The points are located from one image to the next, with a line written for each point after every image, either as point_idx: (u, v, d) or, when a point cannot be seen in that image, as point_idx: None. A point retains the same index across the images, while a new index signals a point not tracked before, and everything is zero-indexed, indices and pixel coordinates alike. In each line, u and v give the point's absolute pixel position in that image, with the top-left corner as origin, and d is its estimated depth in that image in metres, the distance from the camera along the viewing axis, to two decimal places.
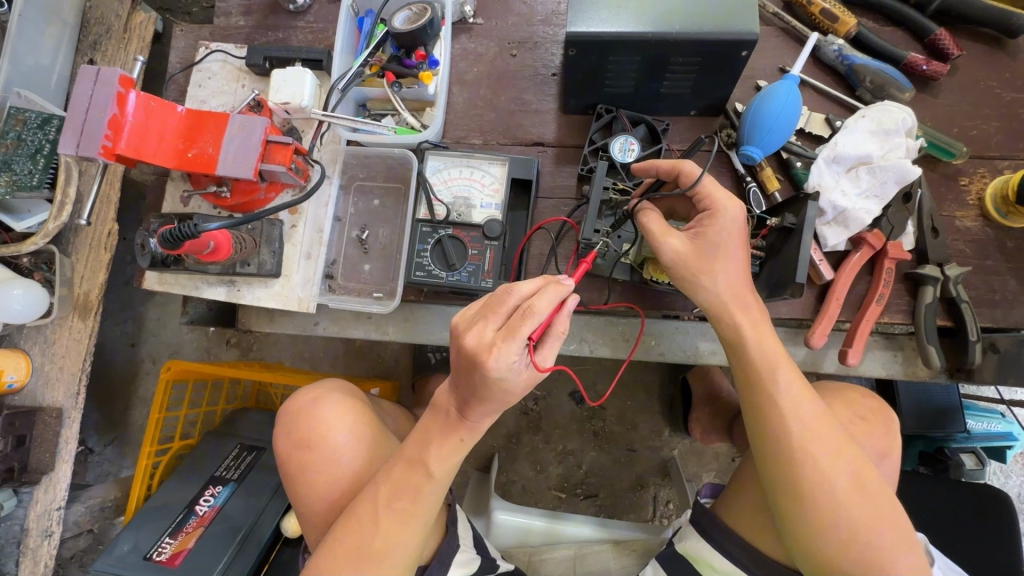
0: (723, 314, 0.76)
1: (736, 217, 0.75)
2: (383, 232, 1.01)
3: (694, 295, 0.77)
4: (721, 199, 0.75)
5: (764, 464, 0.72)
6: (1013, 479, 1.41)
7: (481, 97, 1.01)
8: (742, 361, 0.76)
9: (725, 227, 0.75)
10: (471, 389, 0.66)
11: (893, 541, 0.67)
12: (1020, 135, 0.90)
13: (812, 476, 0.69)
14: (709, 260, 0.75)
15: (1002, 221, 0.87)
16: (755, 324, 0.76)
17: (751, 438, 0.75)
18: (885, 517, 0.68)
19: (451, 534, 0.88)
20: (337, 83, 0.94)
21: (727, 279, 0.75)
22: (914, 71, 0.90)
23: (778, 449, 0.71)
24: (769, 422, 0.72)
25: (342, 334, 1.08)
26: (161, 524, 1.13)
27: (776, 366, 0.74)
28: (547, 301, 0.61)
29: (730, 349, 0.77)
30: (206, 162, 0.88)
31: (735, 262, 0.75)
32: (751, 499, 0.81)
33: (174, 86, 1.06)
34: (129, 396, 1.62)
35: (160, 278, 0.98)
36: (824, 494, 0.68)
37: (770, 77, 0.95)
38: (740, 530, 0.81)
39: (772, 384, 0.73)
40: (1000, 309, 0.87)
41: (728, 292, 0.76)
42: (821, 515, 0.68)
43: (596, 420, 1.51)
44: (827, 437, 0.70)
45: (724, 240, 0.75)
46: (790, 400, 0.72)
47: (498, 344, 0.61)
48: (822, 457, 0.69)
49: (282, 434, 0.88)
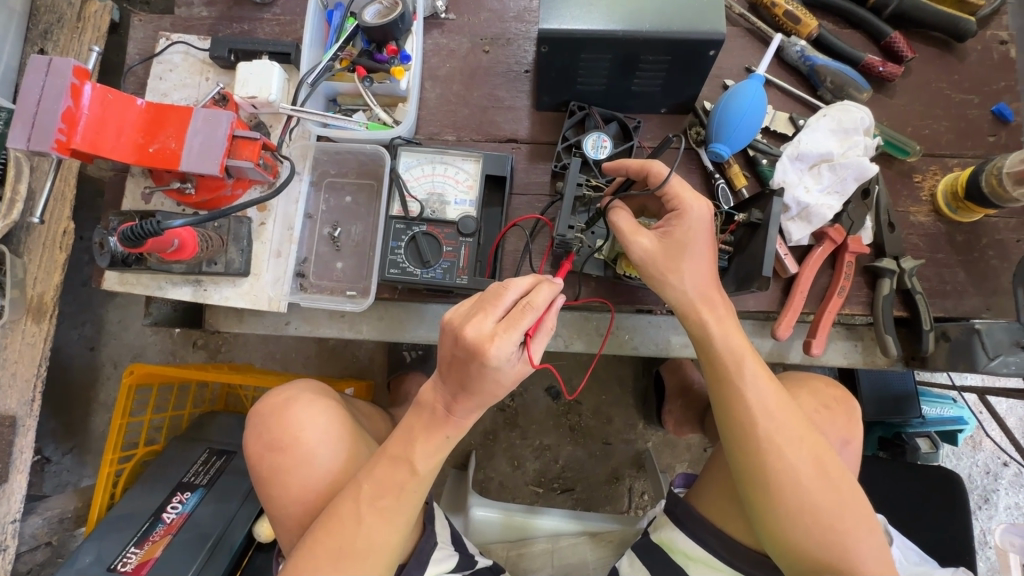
0: (693, 308, 0.78)
1: (702, 216, 0.76)
2: (356, 229, 0.99)
3: (666, 294, 0.79)
4: (687, 198, 0.76)
5: (733, 455, 0.75)
6: (963, 461, 1.49)
7: (453, 93, 1.01)
8: (709, 354, 0.78)
9: (689, 228, 0.76)
10: (462, 380, 0.67)
11: (856, 523, 0.70)
12: (968, 134, 0.95)
13: (778, 465, 0.72)
14: (677, 261, 0.77)
15: (952, 216, 0.91)
16: (722, 318, 0.78)
17: (719, 429, 0.77)
18: (848, 501, 0.71)
19: (429, 532, 0.88)
20: (306, 77, 0.93)
21: (696, 276, 0.77)
22: (871, 72, 0.94)
23: (746, 439, 0.73)
24: (736, 412, 0.75)
25: (314, 333, 1.06)
26: (126, 532, 1.10)
27: (742, 358, 0.76)
28: (546, 297, 0.64)
29: (699, 343, 0.79)
30: (168, 157, 0.85)
31: (703, 259, 0.77)
32: (719, 487, 0.84)
33: (133, 79, 1.02)
34: (89, 402, 1.55)
35: (120, 278, 0.95)
36: (790, 481, 0.71)
37: (736, 76, 0.98)
38: (711, 516, 0.83)
39: (737, 375, 0.76)
40: (951, 300, 0.91)
41: (696, 291, 0.78)
42: (788, 502, 0.71)
43: (572, 415, 1.52)
44: (791, 426, 0.73)
45: (689, 241, 0.76)
46: (755, 391, 0.74)
47: (498, 335, 0.63)
48: (786, 445, 0.72)
49: (252, 437, 0.86)
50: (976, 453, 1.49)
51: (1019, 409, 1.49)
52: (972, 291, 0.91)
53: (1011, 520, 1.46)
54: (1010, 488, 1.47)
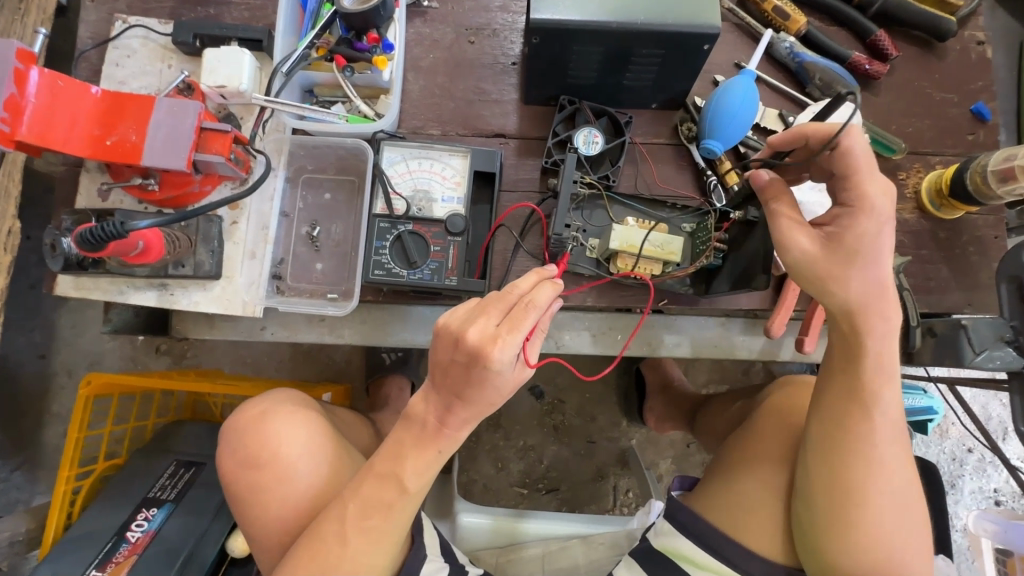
0: (857, 314, 0.70)
1: (884, 218, 0.67)
2: (335, 228, 0.94)
3: (819, 296, 0.71)
4: (871, 195, 0.66)
5: (836, 472, 0.70)
6: (932, 449, 1.54)
7: (437, 84, 0.96)
8: (851, 362, 0.72)
9: (858, 231, 0.67)
10: (459, 387, 0.64)
11: (921, 556, 0.70)
12: (949, 132, 0.96)
13: (884, 489, 0.69)
14: (835, 260, 0.68)
15: (936, 213, 0.93)
16: (882, 337, 0.71)
17: (829, 437, 0.72)
18: (922, 544, 0.70)
19: (418, 544, 0.84)
20: (280, 67, 0.86)
21: (869, 281, 0.68)
22: (857, 70, 0.95)
23: (857, 462, 0.70)
24: (859, 426, 0.70)
25: (292, 338, 1.00)
26: (86, 554, 1.02)
27: (887, 376, 0.71)
28: (547, 296, 0.63)
29: (842, 347, 0.73)
30: (129, 151, 0.78)
31: (887, 267, 0.69)
32: (766, 487, 0.80)
33: (85, 64, 0.93)
34: (40, 414, 1.44)
35: (75, 283, 0.87)
36: (884, 513, 0.69)
37: (726, 72, 0.96)
38: (741, 524, 0.79)
39: (880, 392, 0.71)
40: (934, 295, 0.93)
41: (855, 303, 0.69)
42: (874, 533, 0.69)
43: (557, 414, 1.50)
44: (906, 454, 0.71)
45: (860, 244, 0.67)
46: (892, 414, 0.71)
47: (501, 337, 0.60)
48: (895, 477, 0.70)
49: (227, 453, 0.80)
50: (943, 441, 1.55)
51: (983, 397, 1.55)
52: (954, 287, 0.93)
53: (975, 503, 1.52)
54: (975, 473, 1.53)
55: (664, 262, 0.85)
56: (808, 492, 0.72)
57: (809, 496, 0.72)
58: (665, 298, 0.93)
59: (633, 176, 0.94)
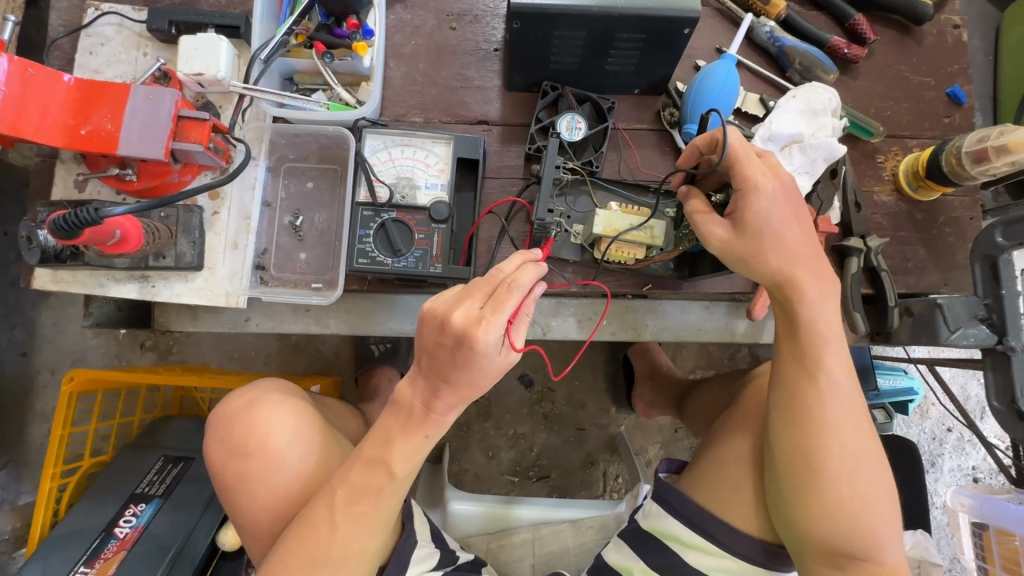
0: (790, 283, 0.72)
1: (770, 190, 0.70)
2: (319, 218, 0.93)
3: (748, 274, 0.74)
4: (753, 175, 0.70)
5: (791, 436, 0.72)
6: (913, 429, 1.58)
7: (419, 72, 0.95)
8: (796, 332, 0.74)
9: (756, 207, 0.70)
10: (445, 371, 0.65)
11: (890, 518, 0.71)
12: (926, 115, 0.98)
13: (839, 454, 0.70)
14: (752, 235, 0.71)
15: (913, 195, 0.95)
16: (821, 298, 0.73)
17: (780, 407, 0.74)
18: (887, 499, 0.71)
19: (408, 530, 0.84)
20: (258, 53, 0.85)
21: (789, 250, 0.71)
22: (837, 54, 0.96)
23: (809, 423, 0.71)
24: (808, 394, 0.72)
25: (276, 329, 1.00)
26: (75, 550, 1.01)
27: (830, 341, 0.73)
28: (530, 276, 0.63)
29: (786, 318, 0.75)
30: (104, 140, 0.77)
31: (802, 234, 0.72)
32: (740, 462, 0.82)
33: (58, 53, 0.91)
34: (24, 412, 1.42)
35: (53, 276, 0.85)
36: (843, 471, 0.70)
37: (708, 57, 0.97)
38: (718, 500, 0.81)
39: (825, 358, 0.73)
40: (912, 276, 0.95)
41: (783, 271, 0.72)
42: (836, 491, 0.70)
43: (546, 402, 1.51)
44: (861, 418, 0.72)
45: (762, 218, 0.70)
46: (837, 379, 0.72)
47: (486, 318, 0.61)
48: (848, 436, 0.71)
49: (213, 444, 0.80)
50: (924, 421, 1.58)
51: (962, 377, 1.58)
52: (931, 267, 0.95)
53: (955, 480, 1.56)
54: (954, 451, 1.57)
55: (647, 247, 0.85)
56: (772, 463, 0.74)
57: (774, 467, 0.74)
58: (650, 283, 0.93)
59: (617, 161, 0.94)
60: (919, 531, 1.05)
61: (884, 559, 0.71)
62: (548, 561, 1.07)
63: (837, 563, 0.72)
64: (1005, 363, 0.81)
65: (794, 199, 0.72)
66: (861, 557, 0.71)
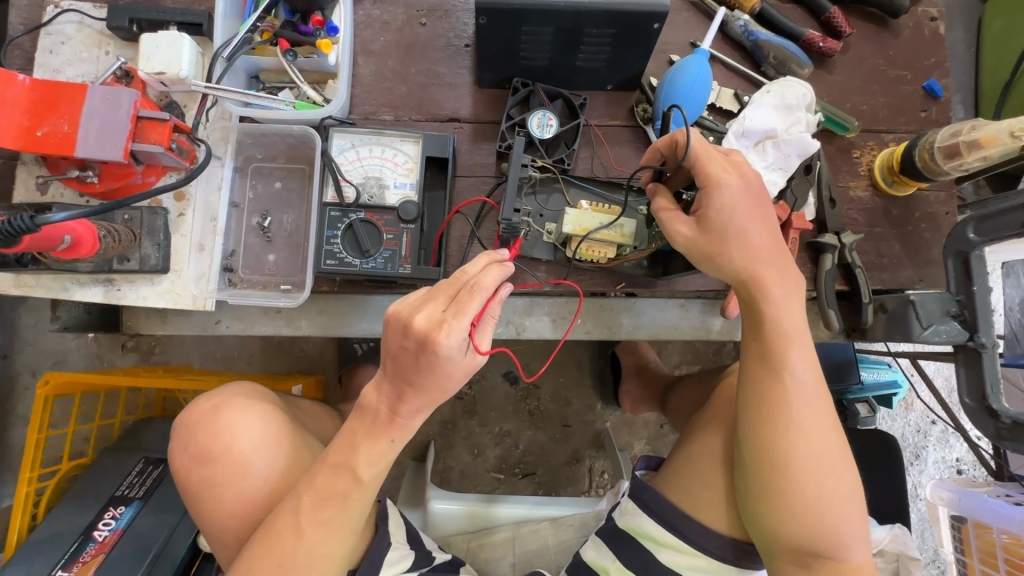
0: (753, 280, 0.73)
1: (734, 187, 0.71)
2: (288, 218, 0.92)
3: (713, 272, 0.74)
4: (715, 171, 0.71)
5: (758, 433, 0.72)
6: (897, 422, 1.58)
7: (390, 68, 0.94)
8: (761, 330, 0.74)
9: (720, 204, 0.71)
10: (409, 376, 0.64)
11: (855, 517, 0.71)
12: (903, 109, 0.97)
13: (804, 451, 0.70)
14: (718, 234, 0.72)
15: (888, 190, 0.94)
16: (784, 295, 0.74)
17: (747, 406, 0.74)
18: (853, 496, 0.71)
19: (382, 532, 0.84)
20: (220, 51, 0.84)
21: (752, 247, 0.72)
22: (812, 48, 0.95)
23: (775, 420, 0.71)
24: (774, 392, 0.72)
25: (248, 332, 1.00)
26: (53, 554, 1.01)
27: (795, 339, 0.73)
28: (493, 278, 0.62)
29: (752, 316, 0.75)
30: (61, 142, 0.75)
31: (765, 231, 0.73)
32: (712, 461, 0.81)
33: (18, 52, 0.89)
34: (4, 416, 1.41)
35: (16, 280, 0.84)
36: (809, 469, 0.70)
37: (682, 52, 0.96)
38: (689, 498, 0.81)
39: (790, 356, 0.72)
40: (888, 272, 0.94)
41: (745, 269, 0.73)
42: (802, 489, 0.70)
43: (531, 399, 1.51)
44: (826, 416, 0.72)
45: (727, 216, 0.71)
46: (802, 376, 0.72)
47: (447, 320, 0.60)
48: (814, 433, 0.71)
49: (179, 449, 0.79)
50: (908, 414, 1.59)
51: (946, 370, 1.59)
52: (907, 263, 0.94)
53: (939, 472, 1.57)
54: (938, 444, 1.58)
55: (618, 246, 0.84)
56: (740, 461, 0.74)
57: (741, 465, 0.74)
58: (624, 281, 0.92)
59: (589, 159, 0.93)
60: (897, 525, 1.02)
61: (849, 557, 0.71)
62: (529, 559, 1.07)
63: (804, 561, 0.72)
64: (977, 360, 0.81)
65: (758, 195, 0.73)
66: (827, 555, 0.70)
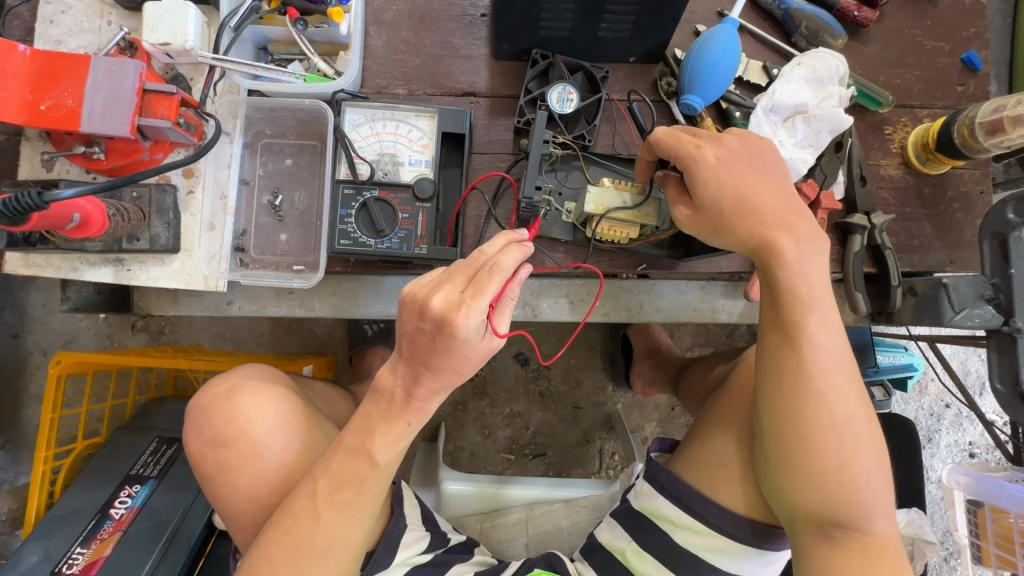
0: (766, 246, 0.68)
1: (712, 159, 0.68)
2: (300, 197, 0.89)
3: (723, 245, 0.71)
4: (686, 152, 0.69)
5: (777, 405, 0.69)
6: (910, 405, 1.56)
7: (402, 39, 0.90)
8: (777, 297, 0.70)
9: (703, 179, 0.68)
10: (425, 358, 0.62)
11: (880, 486, 0.68)
12: (939, 83, 0.93)
13: (824, 420, 0.67)
14: (715, 205, 0.69)
15: (922, 168, 0.90)
16: (803, 259, 0.69)
17: (765, 377, 0.71)
18: (879, 462, 0.68)
19: (397, 514, 0.83)
20: (227, 21, 0.80)
21: (755, 212, 0.68)
22: (846, 17, 0.90)
23: (793, 391, 0.68)
24: (794, 362, 0.68)
25: (260, 313, 0.98)
26: (72, 531, 1.01)
27: (813, 305, 0.69)
28: (512, 261, 0.60)
29: (766, 283, 0.71)
30: (65, 117, 0.73)
31: (770, 194, 0.69)
32: (733, 438, 0.80)
33: (16, 22, 0.86)
34: (18, 395, 1.41)
35: (25, 260, 0.82)
36: (832, 437, 0.67)
37: (708, 22, 0.91)
38: (709, 479, 0.79)
39: (807, 323, 0.68)
40: (917, 255, 0.91)
41: (758, 236, 0.69)
42: (825, 459, 0.67)
43: (542, 381, 1.50)
44: (849, 385, 0.68)
45: (715, 189, 0.68)
46: (823, 344, 0.68)
47: (466, 302, 0.58)
48: (835, 400, 0.67)
49: (193, 432, 0.78)
50: (921, 398, 1.57)
51: (963, 353, 1.56)
52: (938, 245, 0.91)
53: (951, 457, 1.55)
54: (951, 427, 1.56)
55: (640, 226, 0.81)
56: (759, 434, 0.72)
57: (761, 438, 0.72)
58: (644, 262, 0.90)
59: (611, 135, 0.90)
60: (914, 509, 1.03)
61: (872, 528, 0.68)
62: (542, 540, 1.07)
63: (826, 532, 0.69)
64: (1011, 346, 0.79)
65: (748, 158, 0.69)
66: (851, 526, 0.68)
